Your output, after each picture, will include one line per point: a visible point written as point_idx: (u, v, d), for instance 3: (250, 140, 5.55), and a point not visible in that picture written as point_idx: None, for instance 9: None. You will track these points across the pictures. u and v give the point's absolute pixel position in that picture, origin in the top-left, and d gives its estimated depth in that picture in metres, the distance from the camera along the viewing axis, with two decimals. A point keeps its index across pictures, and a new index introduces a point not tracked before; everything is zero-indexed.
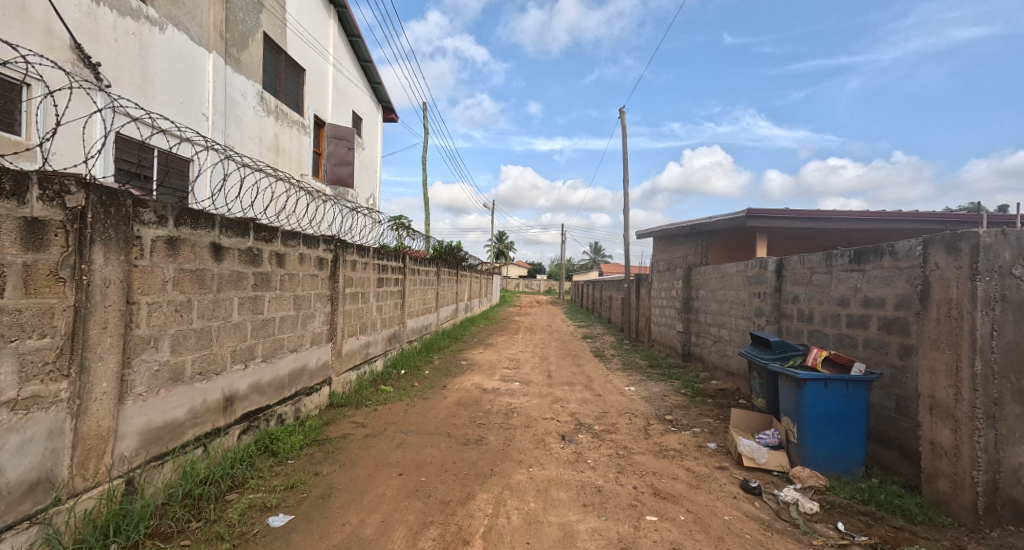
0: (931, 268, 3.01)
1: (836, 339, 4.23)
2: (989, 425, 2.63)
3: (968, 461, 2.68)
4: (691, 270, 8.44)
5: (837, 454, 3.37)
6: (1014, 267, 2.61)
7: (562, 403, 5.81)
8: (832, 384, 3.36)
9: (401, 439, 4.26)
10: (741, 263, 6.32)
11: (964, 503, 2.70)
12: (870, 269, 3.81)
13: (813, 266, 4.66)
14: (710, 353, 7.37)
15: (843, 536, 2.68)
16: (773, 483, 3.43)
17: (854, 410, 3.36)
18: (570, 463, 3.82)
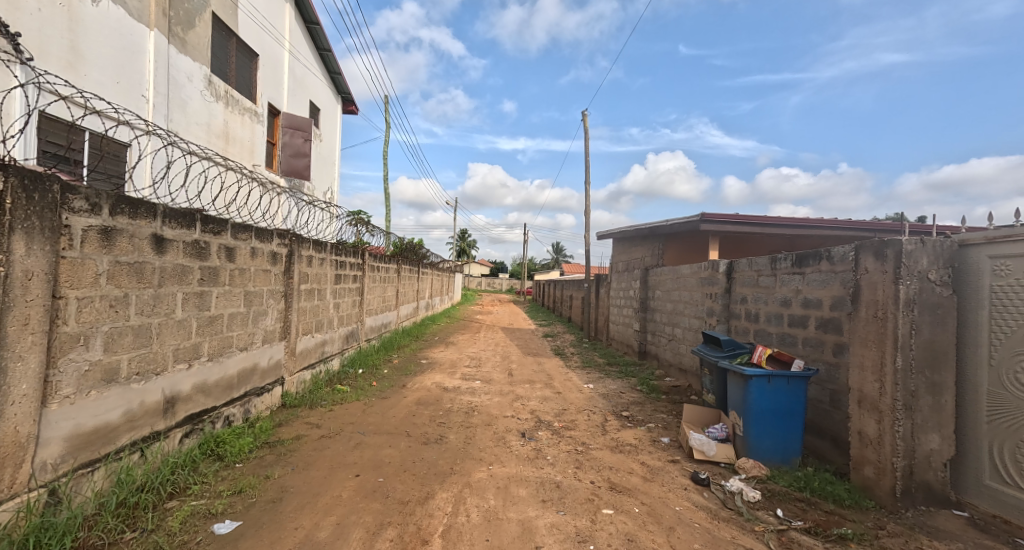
0: (862, 272, 3.24)
1: (779, 337, 4.48)
2: (907, 416, 2.87)
3: (890, 449, 2.91)
4: (649, 271, 8.70)
5: (778, 445, 3.59)
6: (930, 272, 2.90)
7: (523, 401, 5.85)
8: (775, 379, 3.57)
9: (358, 440, 4.16)
10: (695, 264, 6.57)
11: (885, 487, 2.94)
12: (810, 272, 4.05)
13: (760, 269, 4.91)
14: (665, 350, 7.62)
15: (781, 521, 2.86)
16: (720, 474, 3.60)
17: (793, 404, 3.58)
18: (530, 460, 3.86)
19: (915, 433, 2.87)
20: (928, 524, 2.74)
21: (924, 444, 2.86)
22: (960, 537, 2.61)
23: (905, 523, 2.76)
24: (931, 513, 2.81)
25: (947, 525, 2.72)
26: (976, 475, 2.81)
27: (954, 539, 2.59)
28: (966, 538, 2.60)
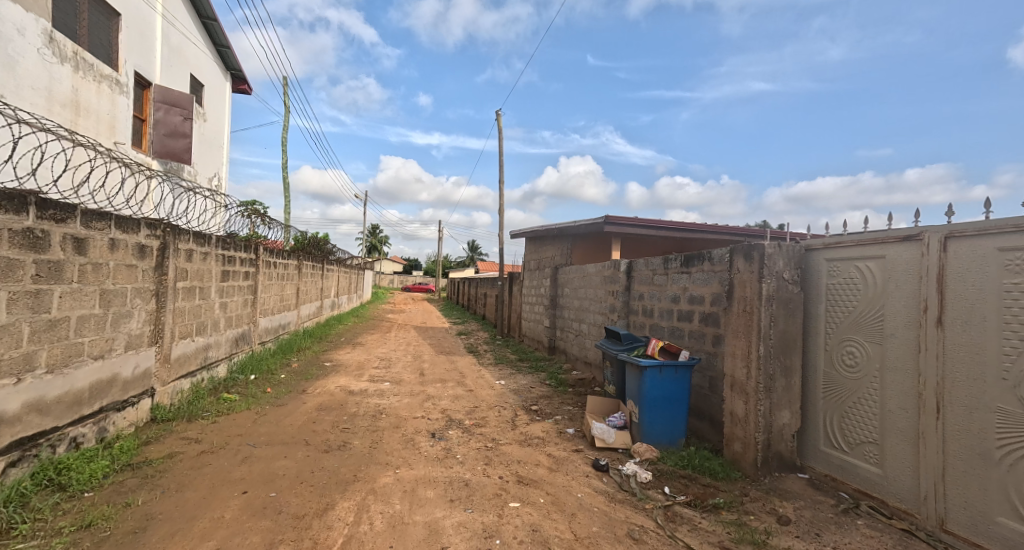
0: (734, 271, 3.65)
1: (670, 330, 4.89)
2: (767, 396, 3.30)
3: (753, 426, 3.32)
4: (558, 269, 9.03)
5: (667, 428, 3.92)
6: (785, 272, 3.35)
7: (433, 401, 5.75)
8: (665, 369, 3.89)
9: (247, 453, 3.78)
10: (599, 263, 6.94)
11: (749, 459, 3.35)
12: (695, 271, 4.48)
13: (654, 268, 5.32)
14: (572, 345, 7.96)
15: (668, 498, 3.12)
16: (617, 459, 3.85)
17: (680, 390, 3.93)
18: (439, 460, 3.80)
19: (772, 410, 3.30)
20: (780, 487, 3.17)
21: (778, 419, 3.30)
22: (803, 496, 3.05)
23: (764, 489, 3.17)
24: (784, 478, 3.26)
25: (795, 487, 3.18)
26: (814, 443, 3.32)
27: (798, 498, 3.03)
28: (808, 497, 3.05)
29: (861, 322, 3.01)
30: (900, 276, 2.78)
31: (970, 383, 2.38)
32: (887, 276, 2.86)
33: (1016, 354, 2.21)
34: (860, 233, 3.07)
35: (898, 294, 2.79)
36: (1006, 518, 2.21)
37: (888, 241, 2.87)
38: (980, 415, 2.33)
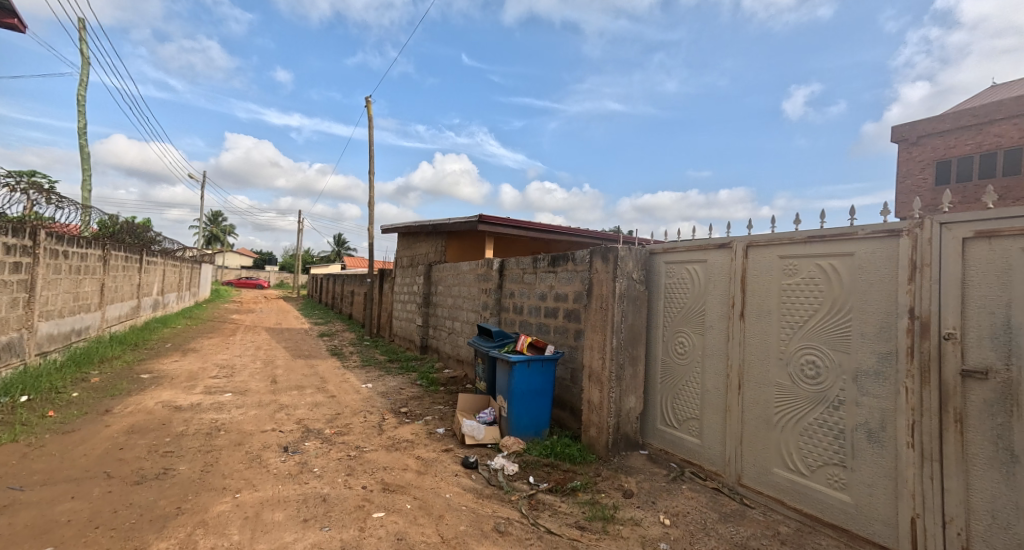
0: (593, 271, 3.95)
1: (537, 326, 5.10)
2: (617, 384, 3.63)
3: (606, 411, 3.62)
4: (431, 266, 8.86)
5: (533, 420, 4.06)
6: (633, 272, 3.73)
7: (287, 411, 5.14)
8: (532, 363, 4.03)
9: (14, 498, 2.90)
10: (472, 261, 6.97)
11: (602, 442, 3.64)
12: (560, 271, 4.73)
13: (524, 267, 5.50)
14: (445, 343, 7.87)
15: (532, 487, 3.22)
16: (486, 454, 3.87)
17: (546, 383, 4.11)
18: (291, 477, 3.38)
19: (622, 396, 3.64)
20: (626, 465, 3.50)
21: (626, 404, 3.66)
22: (643, 470, 3.41)
23: (614, 468, 3.47)
24: (631, 456, 3.62)
25: (639, 463, 3.54)
26: (652, 422, 3.75)
27: (639, 472, 3.38)
28: (650, 470, 3.42)
29: (689, 316, 3.50)
30: (717, 277, 3.31)
31: (761, 364, 2.95)
32: (708, 277, 3.37)
33: (790, 339, 2.80)
34: (690, 240, 3.57)
35: (715, 292, 3.31)
36: (780, 469, 2.79)
37: (710, 247, 3.39)
38: (766, 389, 2.91)
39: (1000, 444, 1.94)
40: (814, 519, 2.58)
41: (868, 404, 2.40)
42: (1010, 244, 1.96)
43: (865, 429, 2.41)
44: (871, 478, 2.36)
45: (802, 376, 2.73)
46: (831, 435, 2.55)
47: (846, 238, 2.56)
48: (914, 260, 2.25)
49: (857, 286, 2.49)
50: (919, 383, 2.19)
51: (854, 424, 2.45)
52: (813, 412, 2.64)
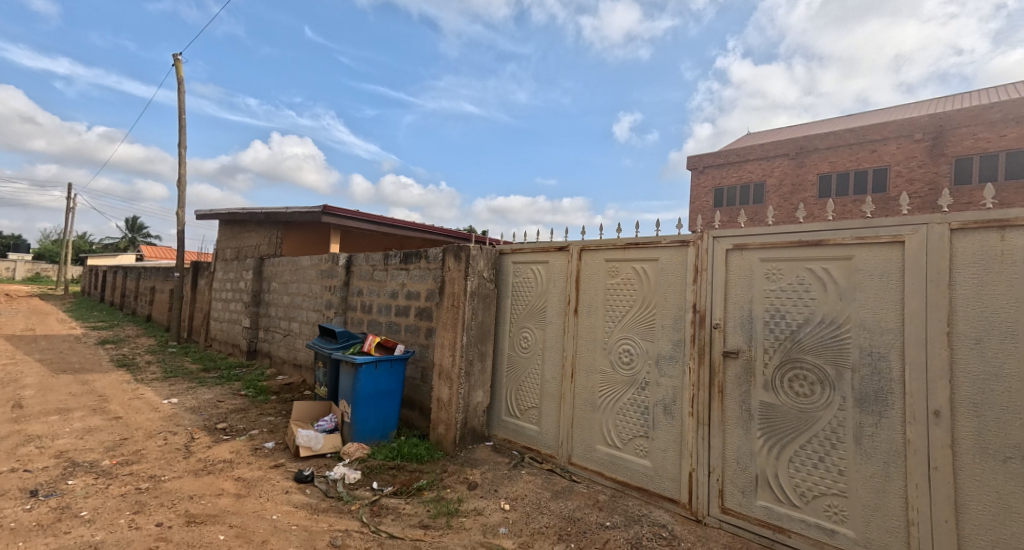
0: (445, 269, 3.98)
1: (387, 325, 4.92)
2: (466, 379, 3.73)
3: (454, 408, 3.70)
4: (264, 261, 7.86)
5: (379, 423, 3.92)
6: (484, 271, 3.88)
7: (44, 443, 4.00)
8: (380, 364, 3.88)
9: None
10: (315, 256, 6.39)
11: (450, 438, 3.70)
12: (413, 268, 4.64)
13: (374, 263, 5.26)
14: (279, 347, 7.07)
15: (374, 493, 3.11)
16: (324, 465, 3.60)
17: (394, 384, 4.00)
18: (48, 526, 2.65)
19: (470, 392, 3.76)
20: (471, 458, 3.61)
21: (474, 398, 3.79)
22: (487, 460, 3.56)
23: (460, 462, 3.56)
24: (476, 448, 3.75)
25: (485, 454, 3.69)
26: (497, 414, 3.94)
27: (483, 463, 3.52)
28: (494, 459, 3.59)
29: (532, 313, 3.78)
30: (557, 277, 3.63)
31: (590, 354, 3.34)
32: (549, 277, 3.68)
33: (611, 331, 3.23)
34: (534, 242, 3.86)
35: (555, 291, 3.63)
36: (601, 444, 3.19)
37: (550, 250, 3.72)
38: (593, 376, 3.30)
39: (744, 407, 2.53)
40: (624, 484, 3.01)
41: (665, 383, 2.90)
42: (754, 254, 2.58)
43: (662, 404, 2.90)
44: (665, 444, 2.85)
45: (619, 363, 3.17)
46: (638, 411, 3.01)
47: (653, 246, 3.06)
48: (696, 265, 2.81)
49: (660, 286, 2.99)
50: (698, 362, 2.74)
51: (655, 400, 2.94)
52: (627, 393, 3.09)
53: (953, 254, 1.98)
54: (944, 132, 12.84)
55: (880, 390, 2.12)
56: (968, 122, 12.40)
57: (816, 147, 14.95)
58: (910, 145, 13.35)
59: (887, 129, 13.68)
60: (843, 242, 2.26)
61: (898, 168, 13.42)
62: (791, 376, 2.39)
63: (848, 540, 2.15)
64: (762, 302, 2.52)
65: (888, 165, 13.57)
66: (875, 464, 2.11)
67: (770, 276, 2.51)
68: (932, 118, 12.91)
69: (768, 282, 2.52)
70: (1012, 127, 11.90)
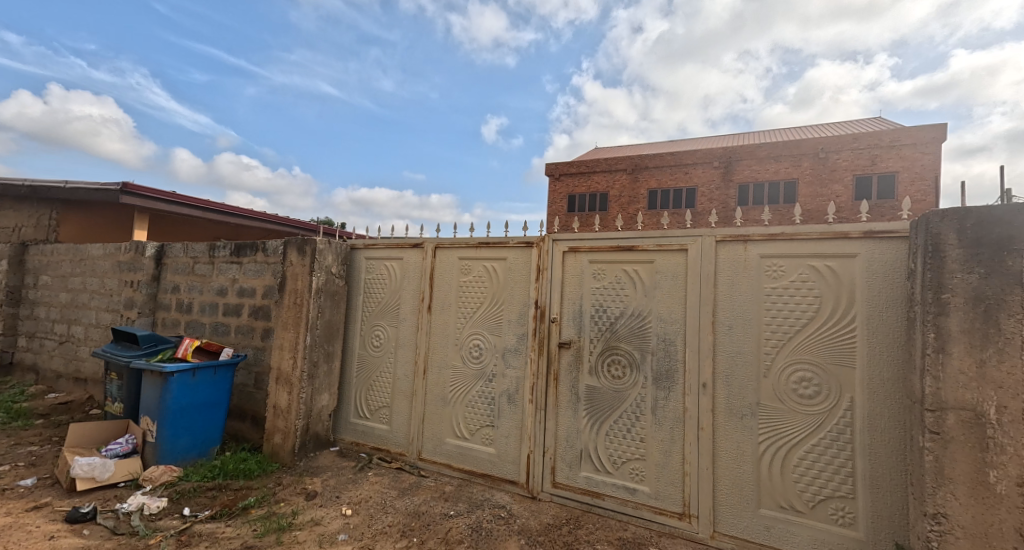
0: (287, 264, 3.65)
1: (211, 328, 4.29)
2: (309, 383, 3.49)
3: (294, 414, 3.43)
4: (31, 248, 6.23)
5: (196, 440, 3.43)
6: (332, 266, 3.68)
7: None
8: (199, 372, 3.39)
9: None
10: (111, 245, 5.23)
11: (287, 447, 3.42)
12: (246, 262, 4.12)
13: (196, 256, 4.53)
14: (52, 358, 5.63)
15: (185, 521, 2.71)
16: (114, 497, 2.98)
17: (217, 394, 3.54)
18: None
19: (313, 395, 3.53)
20: (312, 466, 3.38)
21: (319, 402, 3.57)
22: (329, 467, 3.38)
23: (299, 472, 3.32)
24: (317, 456, 3.52)
25: (327, 461, 3.48)
26: (345, 418, 3.76)
27: (325, 470, 3.33)
28: (338, 465, 3.42)
29: (384, 310, 3.69)
30: (410, 274, 3.61)
31: (442, 350, 3.40)
32: (403, 274, 3.64)
33: (463, 327, 3.33)
34: (388, 238, 3.77)
35: (408, 288, 3.60)
36: (450, 437, 3.28)
37: (404, 246, 3.67)
38: (444, 371, 3.37)
39: (573, 390, 2.86)
40: (470, 473, 3.15)
41: (509, 374, 3.11)
42: (584, 256, 2.93)
43: (507, 394, 3.11)
44: (508, 430, 3.07)
45: (469, 357, 3.29)
46: (485, 402, 3.18)
47: (502, 245, 3.25)
48: (538, 265, 3.07)
49: (507, 284, 3.19)
50: (538, 353, 3.00)
51: (501, 391, 3.13)
52: (476, 386, 3.23)
53: (719, 260, 2.52)
54: (733, 161, 16.04)
55: (670, 369, 2.60)
56: (747, 156, 15.70)
57: (647, 165, 17.29)
58: (710, 170, 16.33)
59: (695, 156, 16.52)
60: (649, 248, 2.71)
61: (703, 189, 16.34)
62: (609, 361, 2.78)
63: (645, 495, 2.59)
64: (590, 298, 2.88)
65: (696, 186, 16.46)
66: (664, 430, 2.58)
67: (596, 275, 2.88)
68: (725, 150, 16.02)
69: (594, 281, 2.88)
70: (774, 164, 15.30)
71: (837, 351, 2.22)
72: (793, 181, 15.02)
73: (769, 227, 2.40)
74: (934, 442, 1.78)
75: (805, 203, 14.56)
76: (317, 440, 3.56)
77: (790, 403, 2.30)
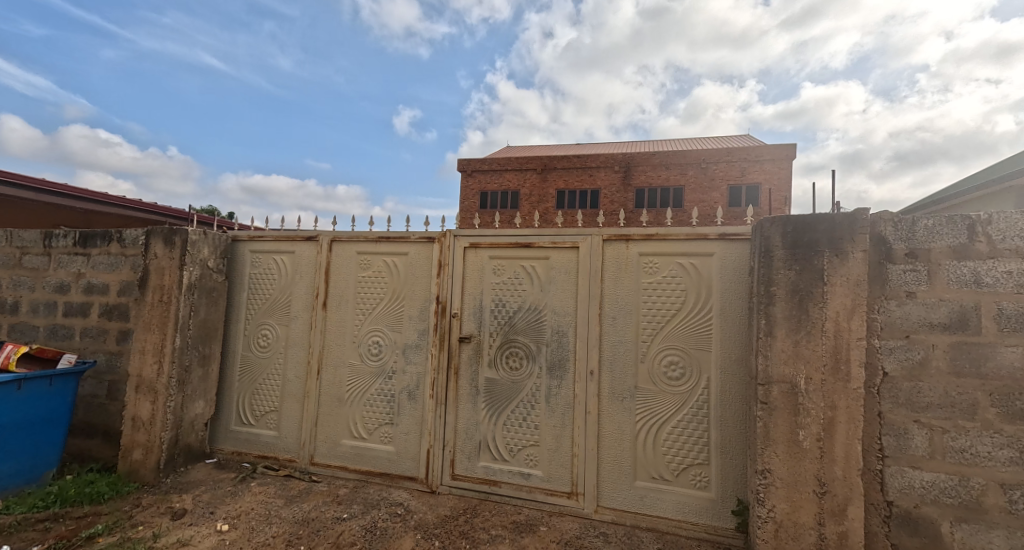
0: (150, 257, 3.23)
1: (48, 331, 3.64)
2: (178, 389, 3.14)
3: (159, 425, 3.07)
4: None
5: (24, 465, 2.90)
6: (209, 260, 3.33)
7: None
8: (28, 383, 2.86)
9: None
10: None
11: (150, 464, 3.04)
12: (95, 254, 3.55)
13: (26, 246, 3.79)
14: None
15: None
16: None
17: (55, 409, 3.03)
18: None
19: (184, 403, 3.17)
20: (181, 483, 3.04)
21: (191, 411, 3.22)
22: (204, 481, 3.07)
23: (163, 491, 2.97)
24: (188, 471, 3.18)
25: (200, 475, 3.16)
26: (225, 426, 3.43)
27: (198, 485, 3.01)
28: (213, 479, 3.11)
29: (272, 308, 3.43)
30: (303, 268, 3.40)
31: (337, 348, 3.25)
32: (294, 268, 3.41)
33: (361, 323, 3.22)
34: (276, 230, 3.50)
35: (300, 283, 3.39)
36: (346, 439, 3.16)
37: (296, 239, 3.44)
38: (340, 370, 3.23)
39: (473, 383, 2.92)
40: (367, 474, 3.07)
41: (409, 370, 3.08)
42: (484, 252, 2.99)
43: (407, 390, 3.07)
44: (407, 427, 3.03)
45: (368, 354, 3.18)
46: (384, 400, 3.11)
47: (402, 240, 3.19)
48: (440, 260, 3.07)
49: (407, 279, 3.15)
50: (439, 348, 3.00)
51: (400, 387, 3.08)
52: (374, 384, 3.14)
53: (605, 256, 2.74)
54: (631, 167, 17.25)
55: (562, 359, 2.76)
56: (643, 162, 16.95)
57: (554, 166, 17.96)
58: (612, 174, 17.43)
59: (598, 160, 17.52)
60: (545, 245, 2.86)
61: (605, 192, 17.43)
62: (508, 353, 2.87)
63: (538, 479, 2.74)
64: (490, 293, 2.95)
65: (599, 188, 17.51)
66: (555, 416, 2.74)
67: (496, 270, 2.95)
68: (624, 156, 17.17)
69: (494, 276, 2.95)
70: (666, 171, 16.78)
71: (698, 337, 2.54)
72: (680, 189, 16.57)
73: (647, 228, 2.66)
74: (765, 411, 2.12)
75: (691, 208, 16.19)
76: (188, 453, 3.21)
77: (661, 385, 2.58)
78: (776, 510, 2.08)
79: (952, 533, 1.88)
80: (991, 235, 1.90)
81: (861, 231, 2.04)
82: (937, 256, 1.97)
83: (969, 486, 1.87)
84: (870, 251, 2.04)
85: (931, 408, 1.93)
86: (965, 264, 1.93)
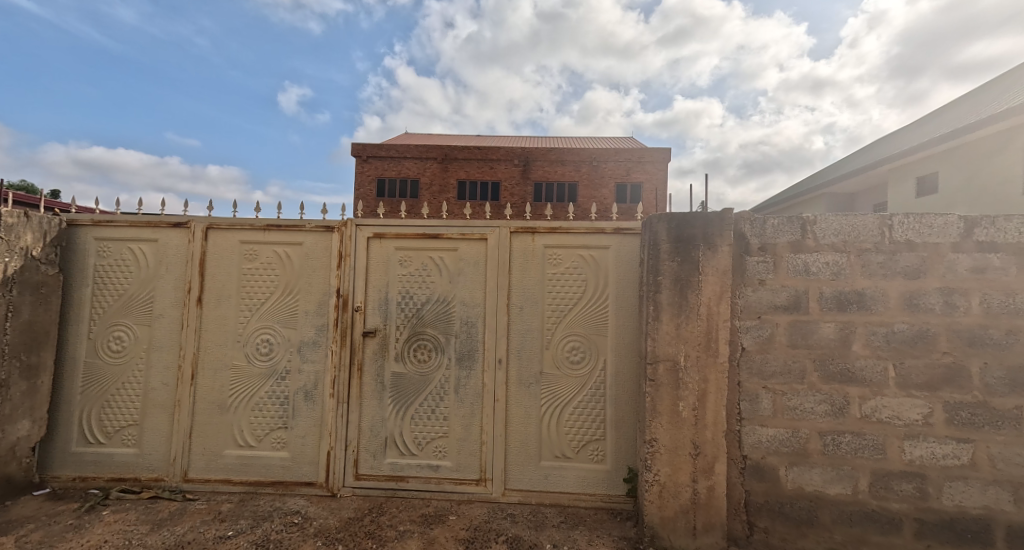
0: None
1: None
2: None
3: None
4: None
5: None
6: (34, 249, 2.74)
7: None
8: None
9: None
10: None
11: None
12: None
13: None
14: None
15: None
16: None
17: None
18: None
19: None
20: None
21: (9, 435, 2.64)
22: (33, 516, 2.53)
23: None
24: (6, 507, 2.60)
25: (25, 510, 2.60)
26: (63, 448, 2.88)
27: (26, 522, 2.48)
28: (44, 513, 2.58)
29: (129, 305, 2.94)
30: (169, 260, 2.96)
31: (217, 349, 2.91)
32: (158, 259, 2.96)
33: (247, 321, 2.92)
34: (132, 214, 3.00)
35: (167, 277, 2.95)
36: (228, 449, 2.85)
37: (160, 226, 2.99)
38: (220, 373, 2.89)
39: (378, 379, 2.82)
40: (255, 485, 2.81)
41: (306, 369, 2.87)
42: (390, 243, 2.90)
43: (303, 391, 2.86)
44: (304, 430, 2.84)
45: (255, 354, 2.90)
46: (277, 403, 2.86)
47: (296, 229, 2.95)
48: (340, 251, 2.90)
49: (303, 271, 2.92)
50: (340, 345, 2.85)
51: (295, 388, 2.86)
52: (264, 386, 2.88)
53: (513, 248, 2.83)
54: (530, 161, 17.82)
55: (471, 349, 2.80)
56: (541, 158, 17.67)
57: (455, 156, 17.83)
58: (512, 168, 17.83)
59: (498, 153, 17.79)
60: (453, 236, 2.86)
61: (505, 184, 17.79)
62: (415, 347, 2.83)
63: (447, 470, 2.76)
64: (396, 285, 2.87)
65: (499, 180, 17.82)
66: (464, 406, 2.78)
67: (402, 262, 2.88)
68: (523, 150, 17.68)
69: (401, 268, 2.88)
70: (561, 167, 17.63)
71: (597, 324, 2.76)
72: (574, 184, 17.63)
73: (551, 221, 2.80)
74: (652, 387, 2.39)
75: (584, 203, 17.25)
76: (6, 486, 2.62)
77: (564, 370, 2.75)
78: (660, 474, 2.36)
79: (787, 475, 2.31)
80: (817, 232, 2.35)
81: (727, 227, 2.38)
82: (780, 249, 2.38)
83: (799, 436, 2.31)
84: (733, 245, 2.39)
85: (775, 375, 2.35)
86: (799, 256, 2.36)
